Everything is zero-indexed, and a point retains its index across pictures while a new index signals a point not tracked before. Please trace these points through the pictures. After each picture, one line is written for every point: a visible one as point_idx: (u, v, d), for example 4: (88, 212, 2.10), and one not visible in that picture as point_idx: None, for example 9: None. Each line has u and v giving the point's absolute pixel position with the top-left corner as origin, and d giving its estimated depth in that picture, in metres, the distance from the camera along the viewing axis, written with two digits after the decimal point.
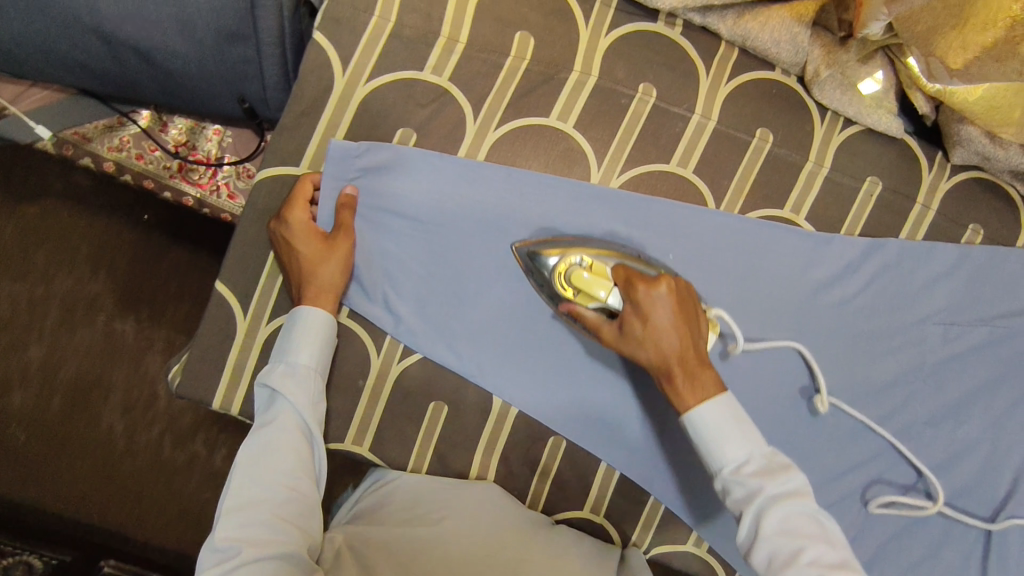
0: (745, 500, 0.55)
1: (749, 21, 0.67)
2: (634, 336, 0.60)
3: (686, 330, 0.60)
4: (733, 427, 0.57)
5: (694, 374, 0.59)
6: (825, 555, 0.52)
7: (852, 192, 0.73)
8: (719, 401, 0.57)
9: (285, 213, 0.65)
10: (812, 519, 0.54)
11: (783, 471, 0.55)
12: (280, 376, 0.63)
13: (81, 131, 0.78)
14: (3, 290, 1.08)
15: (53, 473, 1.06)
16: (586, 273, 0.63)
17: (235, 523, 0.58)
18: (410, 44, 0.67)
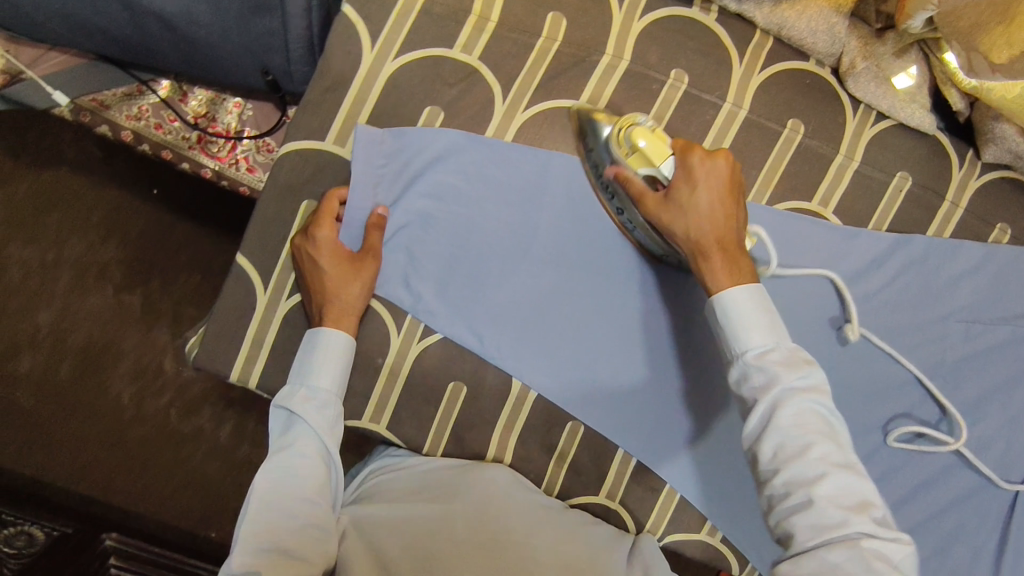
0: (761, 388, 0.54)
1: (787, 9, 0.66)
2: (673, 209, 0.59)
3: (729, 211, 0.59)
4: (759, 315, 0.56)
5: (732, 255, 0.59)
6: (835, 455, 0.51)
7: (881, 186, 0.73)
8: (756, 287, 0.57)
9: (311, 229, 0.64)
10: (825, 418, 0.53)
11: (806, 365, 0.54)
12: (300, 400, 0.63)
13: (99, 97, 0.77)
14: (15, 254, 1.16)
15: (54, 432, 1.13)
16: (648, 134, 0.61)
17: (254, 548, 0.58)
18: (440, 21, 0.66)
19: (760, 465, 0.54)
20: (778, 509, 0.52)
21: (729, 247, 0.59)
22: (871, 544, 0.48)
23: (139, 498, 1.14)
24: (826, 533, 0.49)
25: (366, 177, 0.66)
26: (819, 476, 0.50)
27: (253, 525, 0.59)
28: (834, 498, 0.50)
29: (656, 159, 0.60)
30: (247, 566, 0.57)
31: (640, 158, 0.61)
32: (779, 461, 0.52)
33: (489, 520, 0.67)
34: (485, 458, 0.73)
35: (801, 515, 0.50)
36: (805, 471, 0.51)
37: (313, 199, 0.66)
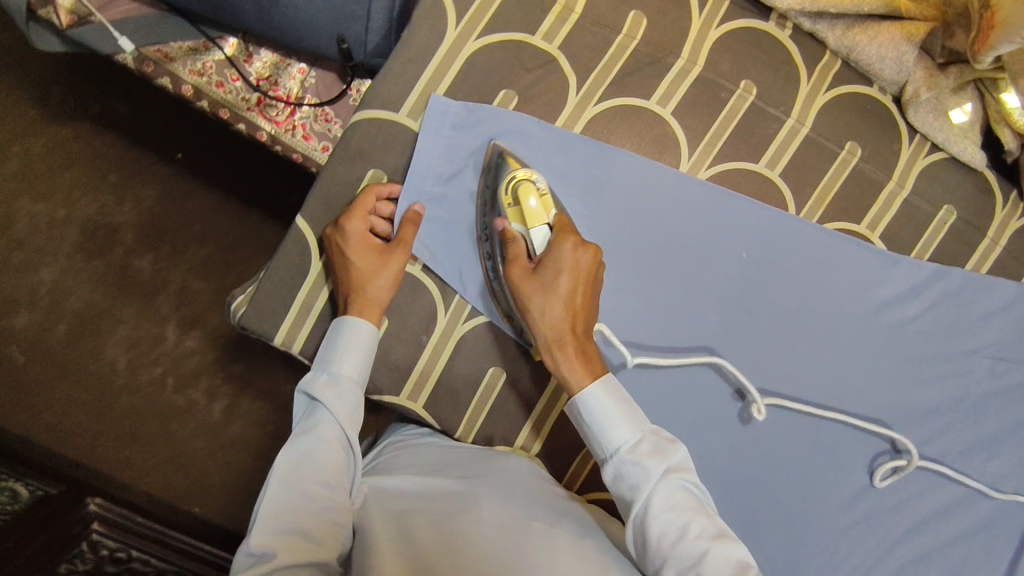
0: (636, 482, 0.55)
1: (858, 33, 0.68)
2: (523, 283, 0.61)
3: (575, 301, 0.62)
4: (627, 409, 0.59)
5: (584, 351, 0.61)
6: (708, 528, 0.53)
7: (927, 217, 0.74)
8: (602, 386, 0.59)
9: (343, 221, 0.63)
10: (692, 496, 0.55)
11: (671, 446, 0.57)
12: (321, 386, 0.60)
13: (165, 49, 0.76)
14: (29, 208, 1.19)
15: (52, 385, 1.16)
16: (536, 199, 0.63)
17: (271, 528, 0.52)
18: (525, 6, 0.67)
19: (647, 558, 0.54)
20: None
21: (568, 340, 0.61)
22: None
23: (122, 458, 1.17)
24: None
25: (434, 151, 0.66)
26: (700, 555, 0.51)
27: (269, 506, 0.53)
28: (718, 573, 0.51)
29: (532, 222, 0.63)
30: (264, 545, 0.51)
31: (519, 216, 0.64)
32: (663, 548, 0.53)
33: (513, 499, 0.60)
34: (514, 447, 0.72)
35: None
36: (687, 555, 0.51)
37: (379, 169, 0.66)
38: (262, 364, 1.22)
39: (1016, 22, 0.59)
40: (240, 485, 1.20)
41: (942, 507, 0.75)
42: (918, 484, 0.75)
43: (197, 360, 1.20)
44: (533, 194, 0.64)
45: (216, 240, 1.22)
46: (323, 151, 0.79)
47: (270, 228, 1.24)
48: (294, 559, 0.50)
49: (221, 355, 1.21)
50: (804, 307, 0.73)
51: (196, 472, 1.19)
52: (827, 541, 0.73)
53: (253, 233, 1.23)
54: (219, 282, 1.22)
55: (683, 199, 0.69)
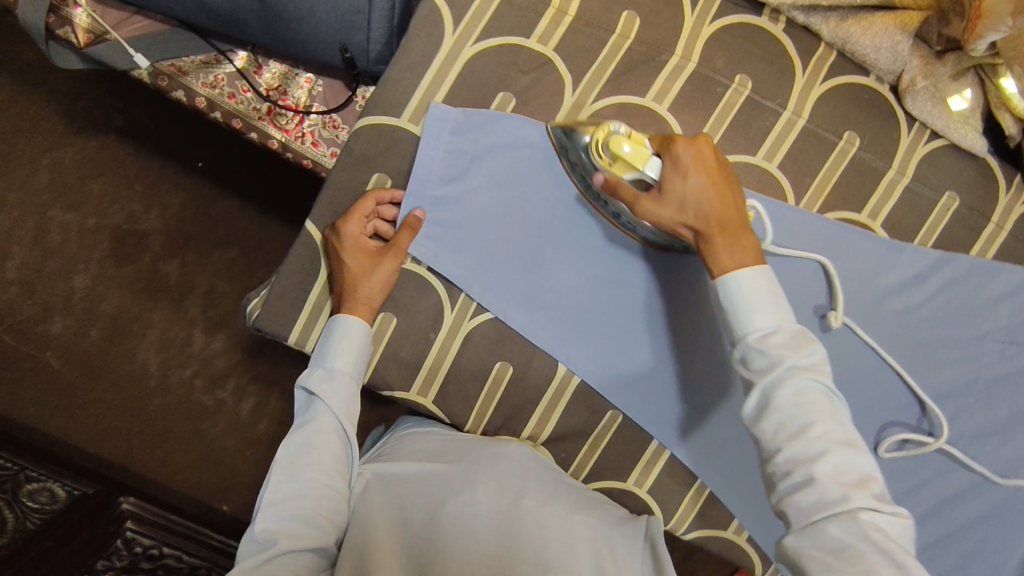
0: (763, 369, 0.52)
1: (852, 25, 0.69)
2: (649, 209, 0.59)
3: (712, 194, 0.57)
4: (767, 294, 0.54)
5: (735, 237, 0.57)
6: (835, 431, 0.50)
7: (930, 204, 0.74)
8: (747, 269, 0.55)
9: (341, 224, 0.67)
10: (826, 397, 0.51)
11: (808, 343, 0.52)
12: (317, 380, 0.64)
13: (178, 63, 0.80)
14: (60, 219, 1.24)
15: (87, 388, 1.22)
16: (625, 140, 0.60)
17: (271, 516, 0.58)
18: (520, 11, 0.68)
19: (762, 445, 0.52)
20: (778, 489, 0.51)
21: (717, 227, 0.57)
22: (871, 519, 0.47)
23: (157, 455, 1.23)
24: (828, 510, 0.47)
25: (434, 155, 0.68)
26: (820, 454, 0.49)
27: (272, 494, 0.59)
28: (835, 476, 0.48)
29: (631, 151, 0.59)
30: (267, 532, 0.57)
31: (622, 165, 0.60)
32: (781, 439, 0.50)
33: (504, 485, 0.64)
34: (522, 437, 0.75)
35: (801, 495, 0.49)
36: (806, 451, 0.49)
37: (383, 174, 0.69)
38: (285, 363, 1.26)
39: (999, 11, 0.61)
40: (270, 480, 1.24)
41: (952, 492, 0.76)
42: (929, 469, 0.75)
43: (224, 361, 1.25)
44: (624, 141, 0.60)
45: (239, 244, 1.27)
46: (331, 157, 0.82)
47: (287, 232, 1.27)
48: (291, 545, 0.56)
49: (245, 356, 1.26)
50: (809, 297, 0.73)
51: (227, 468, 1.23)
52: None
53: (271, 237, 1.27)
54: (243, 284, 1.27)
55: None
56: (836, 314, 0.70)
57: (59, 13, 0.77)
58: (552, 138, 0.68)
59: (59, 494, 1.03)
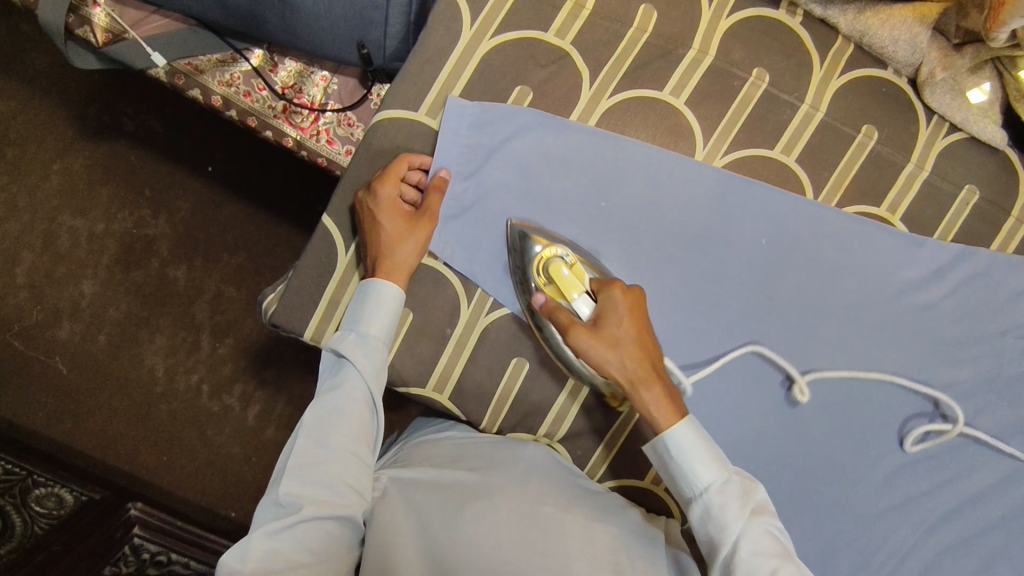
0: (723, 524, 0.57)
1: (870, 17, 0.69)
2: (588, 340, 0.62)
3: (642, 344, 0.63)
4: (708, 450, 0.60)
5: (664, 389, 0.62)
6: (796, 574, 0.55)
7: (949, 198, 0.74)
8: (687, 425, 0.60)
9: (377, 185, 0.66)
10: (778, 540, 0.57)
11: (753, 490, 0.59)
12: (349, 344, 0.63)
13: (194, 62, 0.80)
14: (69, 223, 1.24)
15: (94, 393, 1.21)
16: (567, 269, 0.65)
17: (298, 480, 0.58)
18: (537, 5, 0.69)
19: None
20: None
21: (651, 377, 0.62)
22: None
23: (165, 461, 1.22)
24: None
25: (453, 149, 0.68)
26: None
27: (298, 458, 0.59)
28: None
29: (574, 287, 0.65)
30: (292, 498, 0.57)
31: (560, 290, 0.66)
32: None
33: (524, 487, 0.63)
34: (538, 435, 0.73)
35: None
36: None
37: None
38: (293, 368, 1.25)
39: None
40: None
41: (978, 492, 0.73)
42: (953, 468, 0.74)
43: (232, 366, 1.24)
44: (564, 271, 0.65)
45: (248, 249, 1.26)
46: (346, 155, 0.82)
47: (296, 236, 1.27)
48: (318, 513, 0.57)
49: (252, 361, 1.25)
50: (827, 293, 0.73)
51: (234, 475, 1.23)
52: (858, 528, 0.72)
53: (281, 242, 1.27)
54: (251, 289, 1.26)
55: (698, 188, 0.70)
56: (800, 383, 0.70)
57: (78, 11, 0.78)
58: (508, 234, 0.69)
59: (67, 499, 1.01)
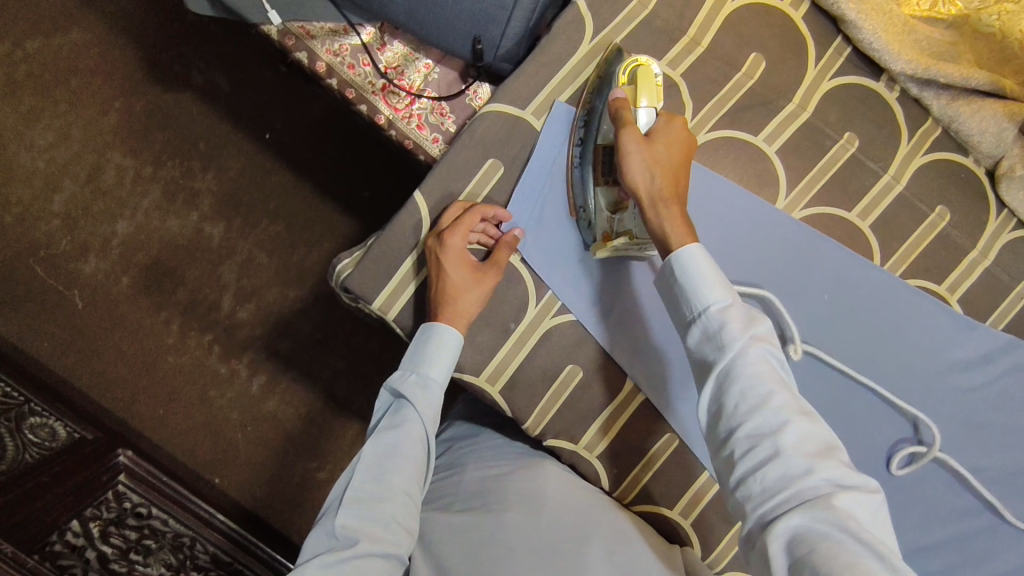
0: (720, 347, 0.54)
1: (962, 105, 0.73)
2: (636, 144, 0.61)
3: (676, 173, 0.63)
4: (714, 276, 0.57)
5: (682, 217, 0.61)
6: (791, 402, 0.51)
7: (1005, 289, 0.77)
8: (702, 246, 0.58)
9: (446, 236, 0.66)
10: (777, 369, 0.53)
11: (759, 319, 0.55)
12: (410, 385, 0.66)
13: (308, 27, 0.82)
14: (116, 161, 1.23)
15: (108, 332, 1.20)
16: (650, 84, 0.65)
17: (354, 515, 0.59)
18: (657, 34, 0.72)
19: (727, 425, 0.52)
20: (740, 468, 0.51)
21: (672, 202, 0.61)
22: (836, 485, 0.47)
23: (165, 414, 1.21)
24: (792, 485, 0.48)
25: (550, 152, 0.71)
26: (782, 424, 0.50)
27: (353, 492, 0.60)
28: (800, 448, 0.49)
29: (648, 107, 0.65)
30: (348, 531, 0.58)
31: (637, 98, 0.65)
32: (743, 413, 0.51)
33: (545, 528, 0.66)
34: (576, 445, 0.73)
35: (768, 468, 0.49)
36: (768, 423, 0.50)
37: (498, 161, 0.71)
38: (309, 346, 1.23)
39: None
40: (265, 461, 1.21)
41: None
42: (971, 553, 0.74)
43: (249, 332, 1.22)
44: (648, 87, 0.65)
45: (287, 219, 1.24)
46: (433, 143, 0.83)
47: (337, 216, 1.25)
48: (374, 549, 0.57)
49: (270, 331, 1.23)
50: (879, 360, 0.74)
51: (228, 442, 1.21)
52: None
53: (320, 219, 1.24)
54: (282, 260, 1.23)
55: (773, 234, 0.73)
56: (795, 344, 0.68)
57: None
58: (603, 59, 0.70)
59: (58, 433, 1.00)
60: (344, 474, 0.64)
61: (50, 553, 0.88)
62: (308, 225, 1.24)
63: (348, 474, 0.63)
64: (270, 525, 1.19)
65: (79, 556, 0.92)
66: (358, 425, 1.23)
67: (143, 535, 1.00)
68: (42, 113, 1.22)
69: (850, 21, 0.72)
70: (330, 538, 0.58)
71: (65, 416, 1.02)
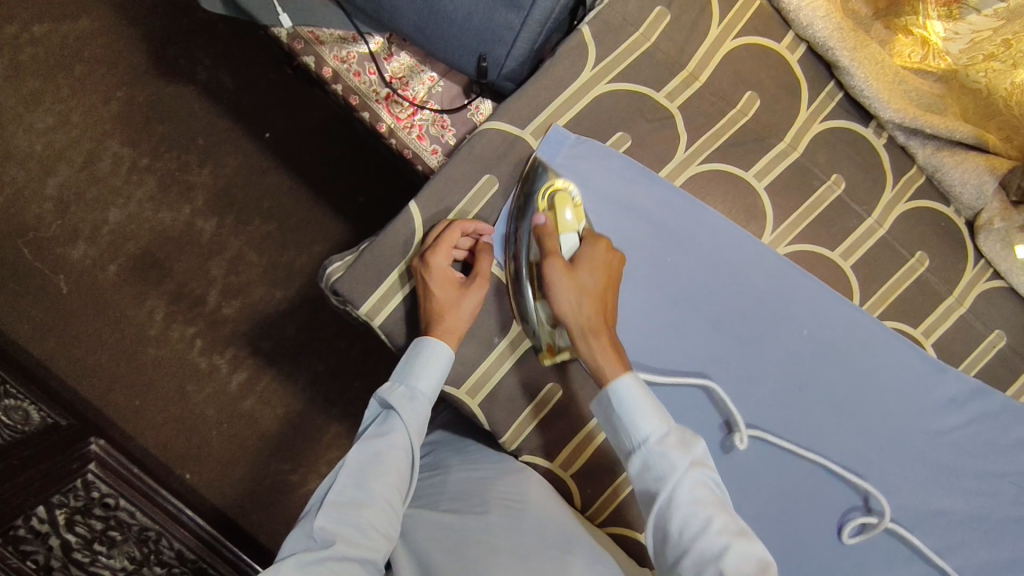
0: (664, 475, 0.59)
1: (946, 156, 0.76)
2: (563, 276, 0.66)
3: (606, 297, 0.67)
4: (651, 405, 0.62)
5: (614, 347, 0.66)
6: (728, 524, 0.57)
7: (978, 337, 0.79)
8: (638, 376, 0.64)
9: (429, 256, 0.67)
10: (713, 492, 0.59)
11: (694, 443, 0.61)
12: (399, 395, 0.66)
13: (317, 33, 0.84)
14: (113, 150, 1.23)
15: (91, 320, 1.20)
16: (571, 206, 0.69)
17: (333, 518, 0.59)
18: (657, 66, 0.74)
19: (672, 551, 0.57)
20: None
21: (603, 331, 0.66)
22: None
23: (141, 405, 1.20)
24: None
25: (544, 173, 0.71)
26: (723, 549, 0.55)
27: (335, 496, 0.61)
28: (740, 567, 0.54)
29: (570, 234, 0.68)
30: (326, 533, 0.58)
31: (562, 223, 0.68)
32: (687, 540, 0.56)
33: (530, 530, 0.65)
34: (552, 462, 0.74)
35: None
36: (711, 547, 0.55)
37: (495, 176, 0.71)
38: (292, 347, 1.23)
39: None
40: (239, 461, 1.21)
41: None
42: None
43: (234, 329, 1.22)
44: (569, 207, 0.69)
45: (280, 219, 1.24)
46: (432, 154, 0.85)
47: (330, 220, 1.25)
48: (351, 553, 0.57)
49: (255, 330, 1.23)
50: (853, 398, 0.76)
51: (202, 439, 1.20)
52: None
53: (313, 222, 1.25)
54: (272, 259, 1.24)
55: (758, 267, 0.74)
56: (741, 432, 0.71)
57: None
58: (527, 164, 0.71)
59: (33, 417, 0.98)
60: (327, 476, 0.64)
61: (13, 539, 0.86)
62: (300, 226, 1.25)
63: (331, 477, 0.63)
64: (238, 525, 1.18)
65: (42, 543, 0.90)
66: (335, 430, 1.23)
67: (109, 526, 0.98)
68: (43, 96, 1.23)
69: (844, 68, 0.75)
70: (307, 538, 0.58)
71: (40, 402, 1.01)
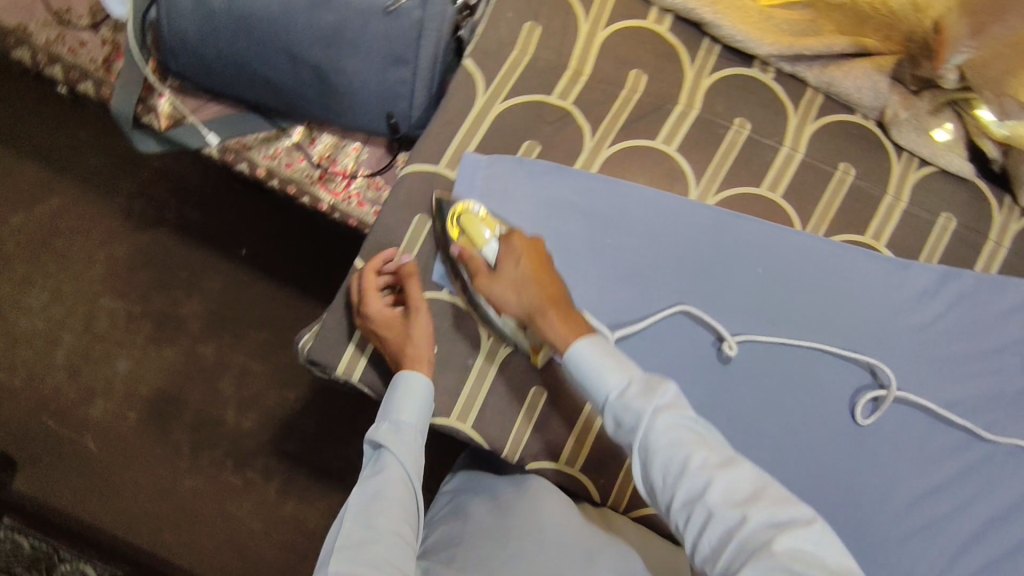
0: (634, 424, 0.57)
1: (834, 70, 0.79)
2: (493, 283, 0.68)
3: (541, 277, 0.68)
4: (609, 360, 0.61)
5: (568, 317, 0.66)
6: (709, 458, 0.54)
7: (929, 225, 0.80)
8: (588, 340, 0.63)
9: (364, 309, 0.73)
10: (692, 427, 0.56)
11: (661, 385, 0.58)
12: (385, 432, 0.68)
13: (244, 141, 0.91)
14: (107, 307, 1.30)
15: (125, 469, 1.24)
16: (477, 219, 0.72)
17: (346, 560, 0.60)
18: (542, 72, 0.79)
19: (662, 498, 0.56)
20: (687, 534, 0.54)
21: (552, 308, 0.66)
22: (771, 524, 0.50)
23: (191, 536, 1.23)
24: (733, 538, 0.50)
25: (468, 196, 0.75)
26: (706, 485, 0.53)
27: (343, 541, 0.62)
28: (728, 500, 0.52)
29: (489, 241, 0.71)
30: None
31: (475, 241, 0.71)
32: (670, 482, 0.54)
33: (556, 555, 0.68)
34: (559, 463, 0.76)
35: (706, 530, 0.52)
36: (693, 486, 0.53)
37: (425, 215, 0.76)
38: (313, 438, 1.26)
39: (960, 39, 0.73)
40: (293, 563, 1.22)
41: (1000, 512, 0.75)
42: (971, 486, 0.75)
43: (257, 438, 1.26)
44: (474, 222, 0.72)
45: (271, 322, 1.30)
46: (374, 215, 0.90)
47: (317, 309, 1.31)
48: None
49: (275, 432, 1.26)
50: (827, 318, 0.77)
51: (254, 552, 1.22)
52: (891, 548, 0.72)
53: (301, 315, 1.30)
54: (274, 362, 1.29)
55: (694, 223, 0.77)
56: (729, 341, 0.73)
57: (147, 102, 0.89)
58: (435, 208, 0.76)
59: None
60: (332, 526, 0.65)
61: None
62: (291, 322, 1.30)
63: (337, 526, 0.64)
64: None
65: None
66: None
67: None
68: (35, 278, 1.31)
69: (711, 23, 0.80)
70: None
71: None
